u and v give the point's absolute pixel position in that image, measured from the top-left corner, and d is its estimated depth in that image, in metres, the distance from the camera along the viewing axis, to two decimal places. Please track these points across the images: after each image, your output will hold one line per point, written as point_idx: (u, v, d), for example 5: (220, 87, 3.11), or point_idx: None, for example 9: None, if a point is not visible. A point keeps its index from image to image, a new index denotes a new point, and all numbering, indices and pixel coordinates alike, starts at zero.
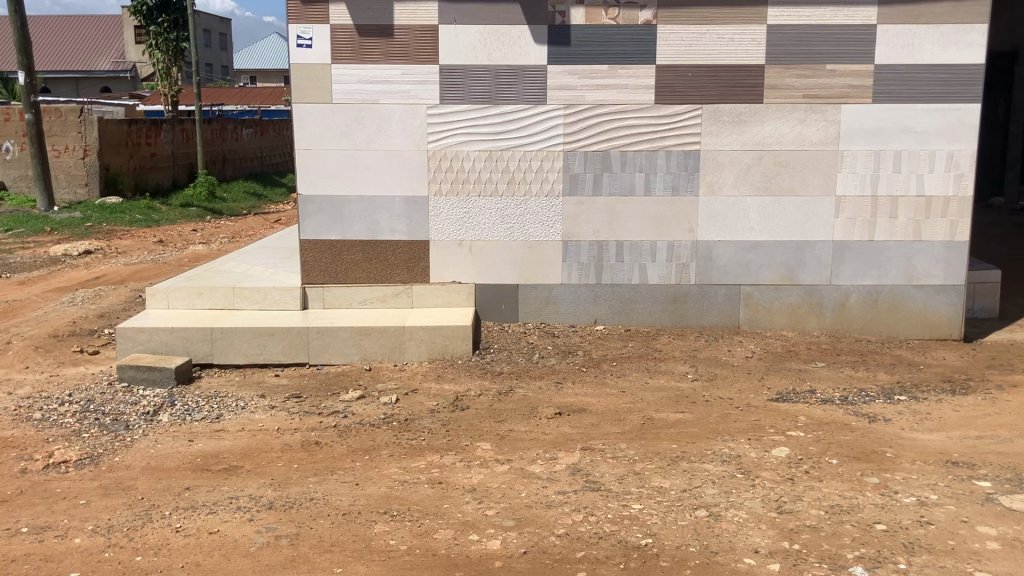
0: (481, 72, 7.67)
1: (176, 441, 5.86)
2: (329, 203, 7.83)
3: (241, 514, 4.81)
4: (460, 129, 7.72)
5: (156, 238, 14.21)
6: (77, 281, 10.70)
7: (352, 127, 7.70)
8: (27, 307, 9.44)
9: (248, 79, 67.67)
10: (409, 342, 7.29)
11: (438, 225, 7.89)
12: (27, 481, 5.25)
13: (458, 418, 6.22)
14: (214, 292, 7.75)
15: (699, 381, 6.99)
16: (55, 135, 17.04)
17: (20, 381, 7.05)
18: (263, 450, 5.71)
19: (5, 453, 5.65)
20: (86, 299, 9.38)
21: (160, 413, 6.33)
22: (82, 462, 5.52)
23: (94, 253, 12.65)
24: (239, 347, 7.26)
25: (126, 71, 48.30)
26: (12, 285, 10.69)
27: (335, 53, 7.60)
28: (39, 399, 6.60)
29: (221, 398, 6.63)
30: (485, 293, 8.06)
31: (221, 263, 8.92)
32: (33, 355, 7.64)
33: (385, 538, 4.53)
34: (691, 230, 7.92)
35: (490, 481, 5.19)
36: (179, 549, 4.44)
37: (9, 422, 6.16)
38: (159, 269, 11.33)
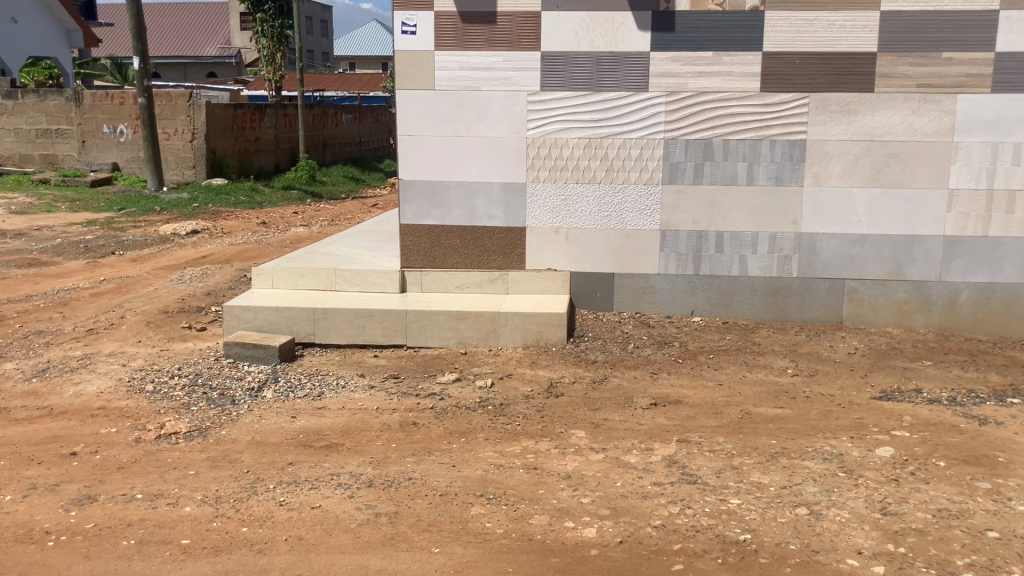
0: (583, 59, 7.63)
1: (280, 417, 6.03)
2: (429, 188, 7.93)
3: (342, 490, 4.93)
4: (561, 116, 7.70)
5: (259, 220, 14.61)
6: (186, 260, 11.09)
7: (453, 113, 7.76)
8: (140, 283, 9.84)
9: (348, 65, 69.05)
10: (505, 327, 7.33)
11: (535, 213, 7.90)
12: (141, 450, 5.49)
13: (554, 405, 6.23)
14: (317, 274, 7.94)
15: (800, 377, 6.83)
16: (165, 119, 17.72)
17: (134, 354, 7.37)
18: (363, 429, 5.83)
19: (120, 423, 5.91)
20: (195, 277, 9.71)
21: (265, 389, 6.53)
22: (191, 434, 5.73)
23: (202, 233, 13.09)
24: (340, 328, 7.41)
25: (232, 57, 49.93)
26: (125, 262, 11.15)
27: (439, 40, 7.67)
28: (152, 371, 6.88)
29: (322, 376, 6.81)
30: (581, 281, 8.03)
31: (323, 244, 9.13)
32: (145, 330, 7.95)
33: (482, 521, 4.58)
34: (795, 222, 7.73)
35: (586, 469, 5.19)
36: (284, 523, 4.58)
37: (123, 394, 6.45)
38: (262, 250, 11.66)
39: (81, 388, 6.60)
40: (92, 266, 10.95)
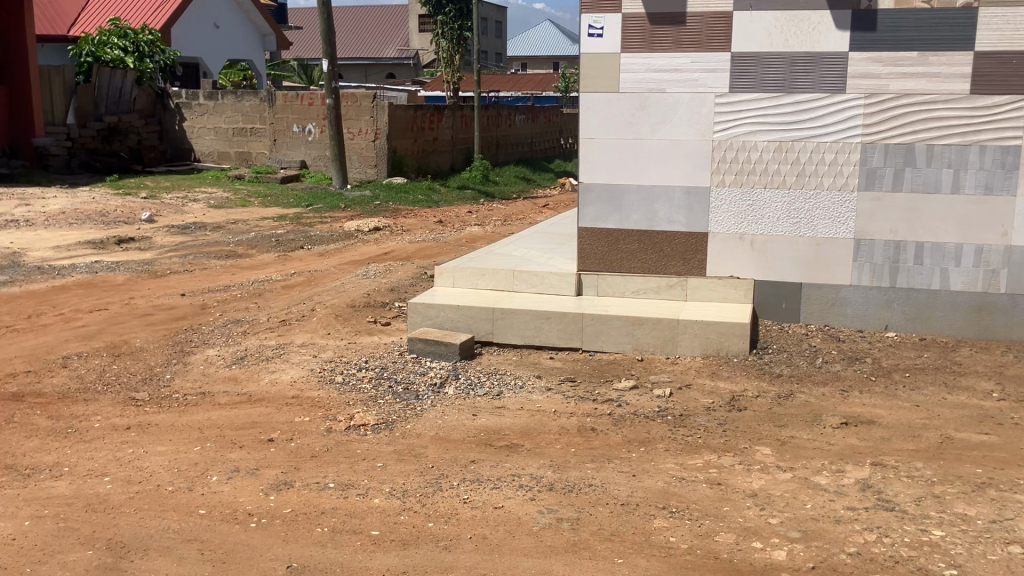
0: (775, 60, 7.37)
1: (462, 415, 6.14)
2: (610, 191, 7.88)
3: (524, 492, 4.96)
4: (750, 119, 7.47)
5: (436, 218, 14.99)
6: (369, 256, 11.53)
7: (637, 115, 7.68)
8: (328, 278, 10.29)
9: (520, 65, 69.99)
10: (683, 335, 7.17)
11: (719, 218, 7.70)
12: (332, 439, 5.73)
13: (736, 418, 6.05)
14: (496, 274, 8.05)
15: (1007, 402, 6.33)
16: (351, 120, 18.55)
17: (324, 346, 7.71)
18: (542, 431, 5.85)
19: (313, 412, 6.20)
20: (378, 273, 10.05)
21: (446, 385, 6.68)
22: (378, 426, 5.93)
23: (383, 230, 13.56)
24: (517, 329, 7.47)
25: (410, 58, 51.62)
26: (313, 256, 11.70)
27: (625, 42, 7.62)
28: (341, 363, 7.18)
29: (500, 375, 6.89)
30: (766, 291, 7.77)
31: (502, 245, 9.26)
32: (333, 322, 8.31)
33: (665, 534, 4.49)
34: (1005, 234, 7.18)
35: (773, 487, 5.00)
36: (468, 521, 4.65)
37: (315, 384, 6.76)
38: (440, 248, 11.95)
39: (276, 376, 6.97)
40: (283, 259, 11.55)
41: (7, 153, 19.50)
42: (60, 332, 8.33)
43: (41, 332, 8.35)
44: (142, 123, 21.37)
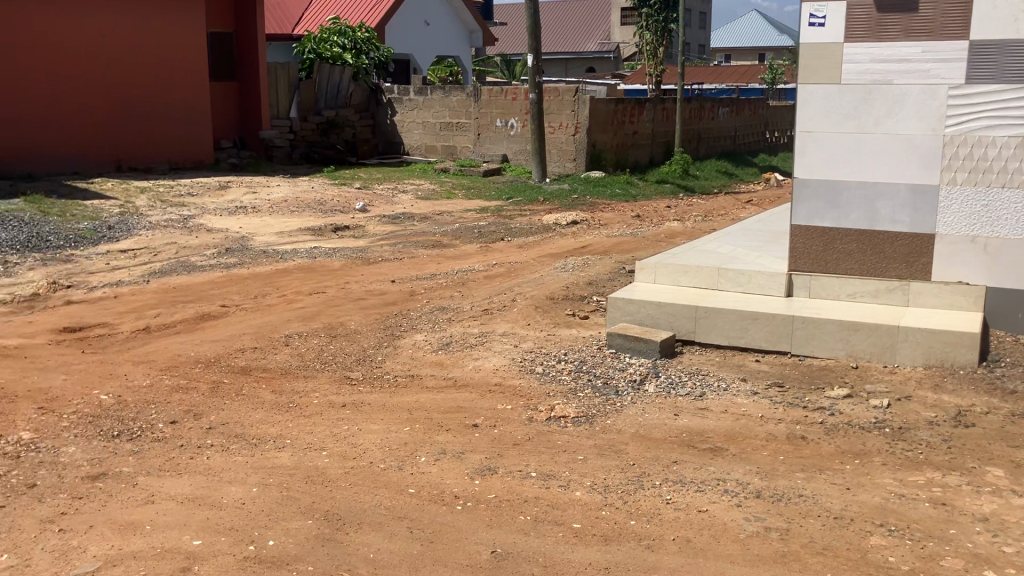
0: (1021, 49, 6.76)
1: (663, 414, 6.05)
2: (826, 187, 7.53)
3: (729, 497, 4.82)
4: (989, 112, 6.90)
5: (635, 213, 14.87)
6: (568, 249, 11.60)
7: (860, 109, 7.28)
8: (528, 270, 10.43)
9: (723, 58, 68.39)
10: (904, 343, 6.73)
11: (948, 218, 7.16)
12: (534, 429, 5.79)
13: (963, 435, 5.60)
14: (700, 272, 7.88)
15: None
16: (553, 114, 18.76)
17: (524, 336, 7.81)
18: (747, 436, 5.66)
19: (515, 401, 6.30)
20: (578, 267, 10.08)
21: (647, 382, 6.60)
22: (579, 420, 5.94)
23: (581, 224, 13.60)
24: (722, 329, 7.27)
25: (611, 52, 51.61)
26: (513, 248, 11.91)
27: (849, 32, 7.23)
28: (541, 354, 7.26)
29: (703, 376, 6.73)
30: (999, 299, 7.16)
31: (705, 242, 9.05)
32: (534, 313, 8.41)
33: (883, 553, 4.23)
34: None
35: (1007, 513, 4.59)
36: (671, 522, 4.57)
37: (516, 373, 6.88)
38: (640, 243, 11.84)
39: (479, 364, 7.14)
40: (485, 250, 11.83)
41: (238, 144, 21.34)
42: (282, 312, 8.92)
43: (266, 311, 8.96)
44: (357, 117, 22.50)
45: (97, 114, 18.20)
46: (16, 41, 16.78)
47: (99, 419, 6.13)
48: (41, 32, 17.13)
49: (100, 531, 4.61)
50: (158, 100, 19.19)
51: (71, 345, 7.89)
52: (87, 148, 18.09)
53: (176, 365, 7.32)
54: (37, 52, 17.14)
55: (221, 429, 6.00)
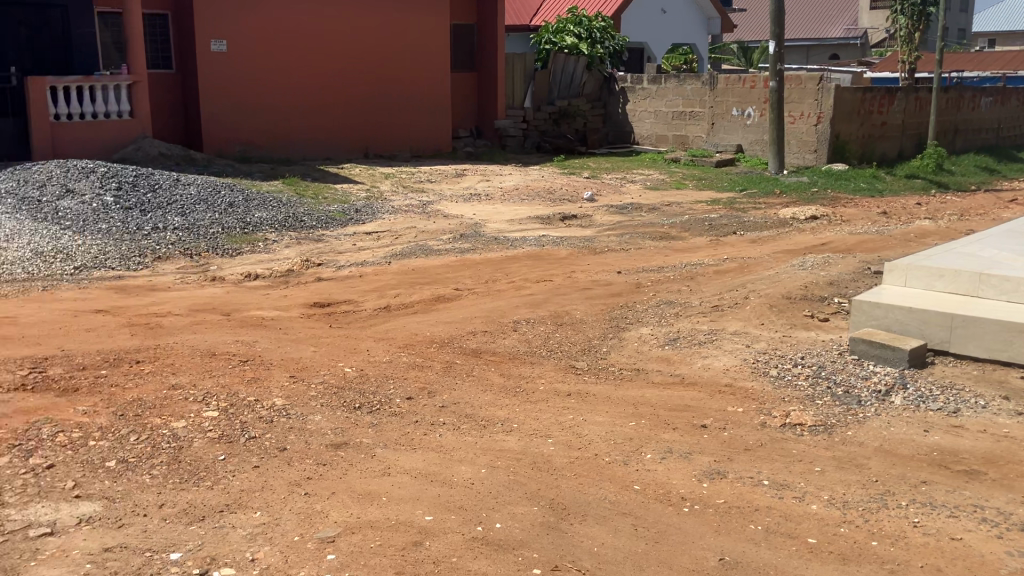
0: None
1: (911, 429, 5.59)
2: None
3: (987, 527, 4.37)
4: None
5: (880, 210, 13.94)
6: (806, 246, 11.04)
7: None
8: (762, 266, 10.02)
9: (985, 42, 62.81)
10: None
11: None
12: (768, 435, 5.53)
13: None
14: (958, 277, 7.23)
15: None
16: (793, 103, 17.96)
17: (757, 336, 7.50)
18: (1010, 461, 5.12)
19: (747, 403, 6.06)
20: (817, 265, 9.55)
21: (893, 394, 6.13)
22: (816, 428, 5.61)
23: (821, 219, 12.91)
24: (982, 340, 6.61)
25: (858, 37, 48.77)
26: (746, 243, 11.49)
27: None
28: (775, 356, 6.94)
29: (958, 391, 6.15)
30: None
31: (964, 244, 8.31)
32: (769, 312, 8.05)
33: None
34: None
35: None
36: (919, 547, 4.21)
37: (749, 374, 6.61)
38: (887, 242, 11.06)
39: (709, 362, 6.93)
40: (716, 244, 11.50)
41: (474, 133, 22.03)
42: (512, 298, 9.08)
43: (496, 296, 9.17)
44: (589, 107, 22.75)
45: (346, 106, 19.41)
46: (277, 39, 18.23)
47: (342, 390, 6.51)
48: (299, 31, 18.49)
49: (341, 498, 4.87)
50: (401, 92, 20.09)
51: (319, 319, 8.44)
52: (335, 138, 19.38)
53: (413, 344, 7.63)
54: (296, 50, 18.53)
55: (451, 409, 6.18)
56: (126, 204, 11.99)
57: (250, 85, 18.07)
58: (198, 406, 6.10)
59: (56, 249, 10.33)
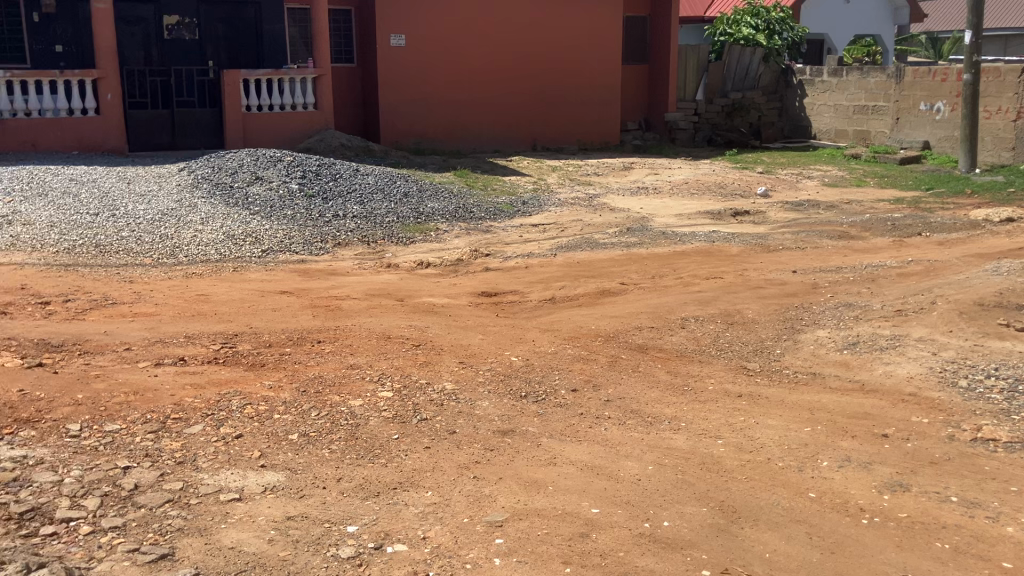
0: None
1: None
2: None
3: None
4: None
5: None
6: (1000, 250, 10.31)
7: None
8: (950, 270, 9.43)
9: None
10: None
11: None
12: (957, 449, 5.20)
13: None
14: None
15: None
16: (989, 96, 16.90)
17: (945, 344, 7.06)
18: None
19: (933, 415, 5.74)
20: (1013, 270, 8.89)
21: None
22: (1012, 445, 5.22)
23: (1017, 221, 12.01)
24: None
25: None
26: (932, 244, 10.85)
27: None
28: (965, 366, 6.51)
29: None
30: None
31: None
32: (958, 318, 7.56)
33: None
34: None
35: None
36: None
37: (935, 384, 6.23)
38: None
39: (891, 369, 6.58)
40: (899, 245, 10.91)
41: (643, 126, 21.83)
42: (680, 294, 8.93)
43: (664, 292, 9.04)
44: (764, 100, 21.86)
45: (518, 100, 19.66)
46: (455, 35, 18.69)
47: (510, 378, 6.59)
48: (477, 26, 18.88)
49: (509, 484, 4.94)
50: (572, 86, 20.15)
51: (488, 308, 8.59)
52: (506, 131, 19.66)
53: (579, 336, 7.63)
54: (473, 45, 18.93)
55: (618, 403, 6.15)
56: (309, 191, 12.61)
57: (427, 79, 18.60)
58: (373, 386, 6.34)
59: (246, 233, 10.98)
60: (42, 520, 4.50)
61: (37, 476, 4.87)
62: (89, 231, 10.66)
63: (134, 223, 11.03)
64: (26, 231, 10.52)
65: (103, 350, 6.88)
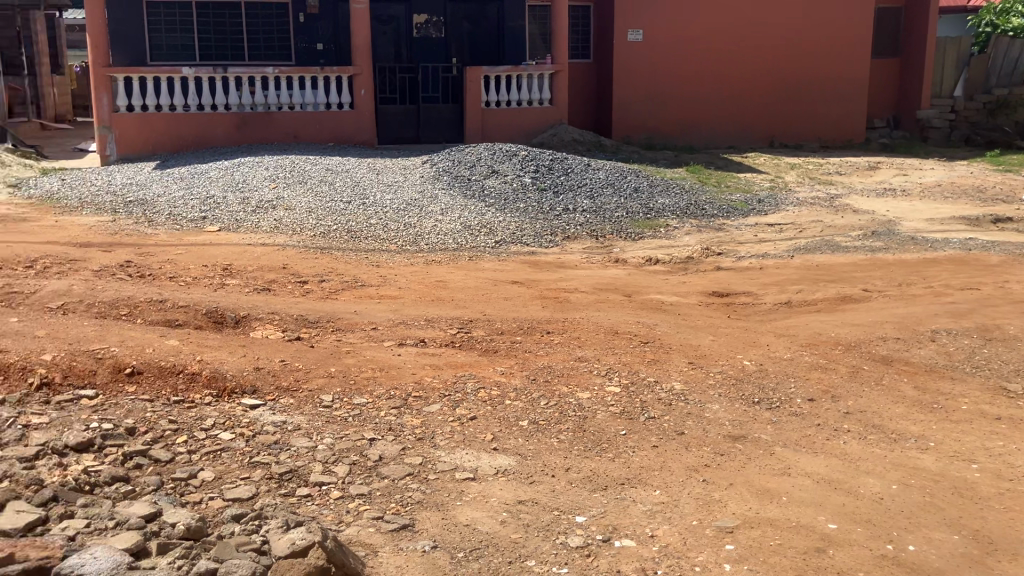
0: None
1: None
2: None
3: None
4: None
5: None
6: None
7: None
8: None
9: None
10: None
11: None
12: None
13: None
14: None
15: None
16: None
17: None
18: None
19: None
20: None
21: None
22: None
23: None
24: None
25: None
26: None
27: None
28: None
29: None
30: None
31: None
32: None
33: None
34: None
35: None
36: None
37: None
38: None
39: None
40: None
41: (892, 124, 20.56)
42: (930, 304, 8.34)
43: (912, 302, 8.48)
44: None
45: (756, 98, 19.08)
46: (695, 32, 18.42)
47: (742, 382, 6.43)
48: (718, 23, 18.51)
49: (739, 490, 4.83)
50: (816, 85, 19.28)
51: (719, 308, 8.42)
52: (742, 130, 19.15)
53: (817, 344, 7.31)
54: (712, 42, 18.58)
55: (858, 417, 5.84)
56: (542, 184, 12.88)
57: (662, 76, 18.47)
58: (602, 380, 6.39)
59: (482, 223, 11.39)
60: (299, 481, 4.89)
61: (295, 441, 5.30)
62: (341, 217, 11.47)
63: (380, 211, 11.74)
64: (287, 215, 11.46)
65: (352, 328, 7.38)
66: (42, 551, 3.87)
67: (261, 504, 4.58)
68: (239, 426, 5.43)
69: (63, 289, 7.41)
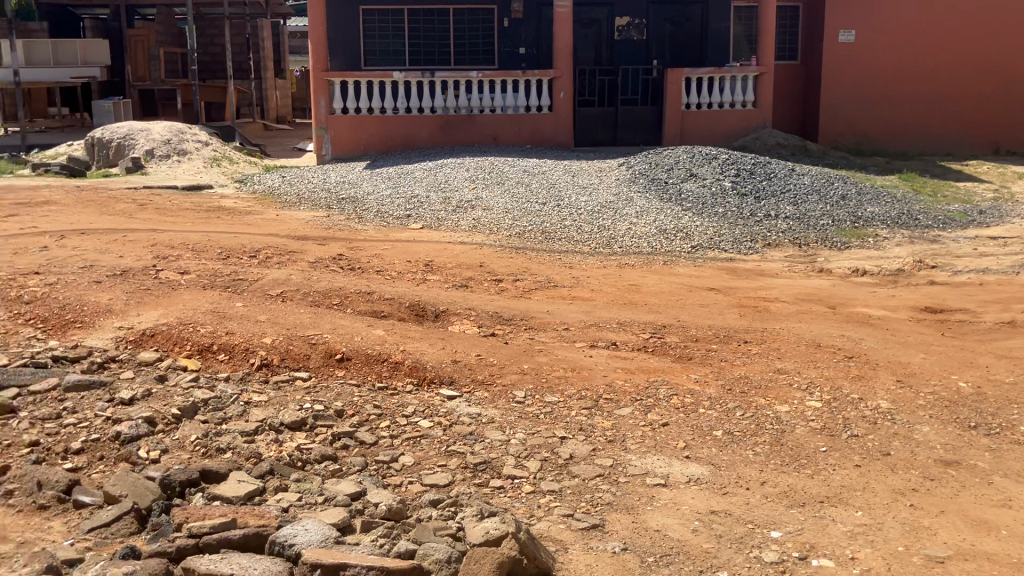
0: None
1: None
2: None
3: None
4: None
5: None
6: None
7: None
8: None
9: None
10: None
11: None
12: None
13: None
14: None
15: None
16: None
17: None
18: None
19: None
20: None
21: None
22: None
23: None
24: None
25: None
26: None
27: None
28: None
29: None
30: None
31: None
32: None
33: None
34: None
35: None
36: None
37: None
38: None
39: None
40: None
41: None
42: None
43: None
44: None
45: (983, 101, 17.66)
46: (914, 30, 17.38)
47: (957, 405, 6.01)
48: (941, 21, 17.33)
49: (951, 519, 4.53)
50: None
51: (932, 325, 7.90)
52: (965, 136, 17.82)
53: None
54: (934, 41, 17.44)
55: None
56: (742, 189, 12.56)
57: (875, 77, 17.64)
58: (802, 394, 6.15)
59: (678, 227, 11.25)
60: (492, 472, 5.02)
61: (489, 433, 5.45)
62: (538, 217, 11.66)
63: (576, 213, 11.83)
64: (485, 215, 11.77)
65: (545, 327, 7.49)
66: (260, 519, 4.18)
67: (457, 492, 4.73)
68: (437, 415, 5.64)
69: (281, 278, 7.94)
